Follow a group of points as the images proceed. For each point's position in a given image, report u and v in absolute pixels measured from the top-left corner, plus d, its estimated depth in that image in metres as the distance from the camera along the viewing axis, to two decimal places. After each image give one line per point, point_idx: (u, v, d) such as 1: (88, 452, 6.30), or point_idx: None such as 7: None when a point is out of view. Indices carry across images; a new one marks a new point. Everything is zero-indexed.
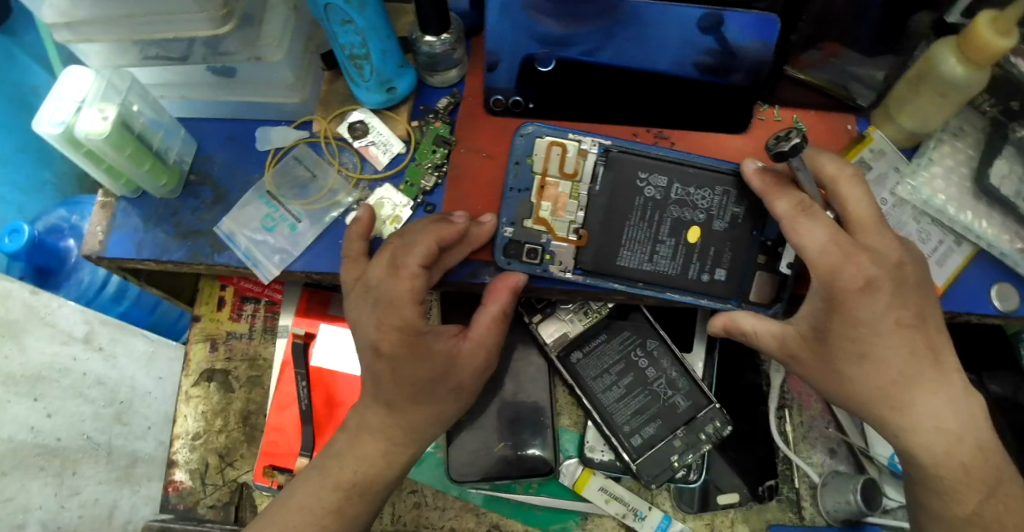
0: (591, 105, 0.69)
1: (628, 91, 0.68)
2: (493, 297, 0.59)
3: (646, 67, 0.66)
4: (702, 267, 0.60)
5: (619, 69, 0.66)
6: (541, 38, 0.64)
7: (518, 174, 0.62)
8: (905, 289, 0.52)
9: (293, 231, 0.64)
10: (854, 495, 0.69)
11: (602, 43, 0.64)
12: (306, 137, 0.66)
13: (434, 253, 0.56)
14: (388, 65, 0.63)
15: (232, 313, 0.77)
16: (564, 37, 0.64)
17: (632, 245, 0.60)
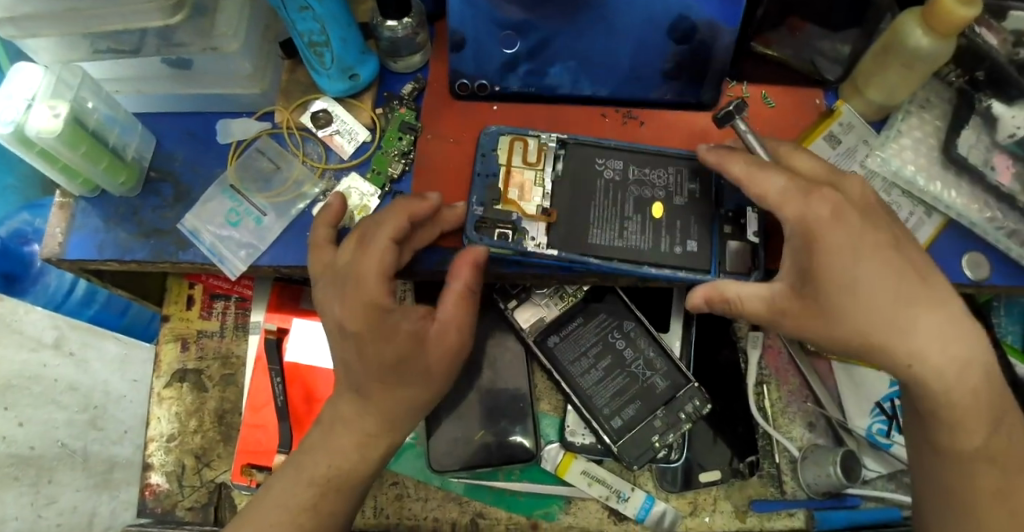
0: (560, 87, 0.67)
1: (593, 71, 0.66)
2: (457, 272, 0.56)
3: (611, 50, 0.65)
4: (673, 239, 0.59)
5: (582, 51, 0.65)
6: (499, 22, 0.63)
7: (486, 162, 0.61)
8: (882, 258, 0.51)
9: (259, 224, 0.63)
10: (834, 469, 0.72)
11: (563, 26, 0.63)
12: (269, 128, 0.65)
13: (406, 228, 0.55)
14: (348, 52, 0.62)
15: (202, 311, 0.77)
16: (523, 23, 0.63)
17: (601, 222, 0.59)
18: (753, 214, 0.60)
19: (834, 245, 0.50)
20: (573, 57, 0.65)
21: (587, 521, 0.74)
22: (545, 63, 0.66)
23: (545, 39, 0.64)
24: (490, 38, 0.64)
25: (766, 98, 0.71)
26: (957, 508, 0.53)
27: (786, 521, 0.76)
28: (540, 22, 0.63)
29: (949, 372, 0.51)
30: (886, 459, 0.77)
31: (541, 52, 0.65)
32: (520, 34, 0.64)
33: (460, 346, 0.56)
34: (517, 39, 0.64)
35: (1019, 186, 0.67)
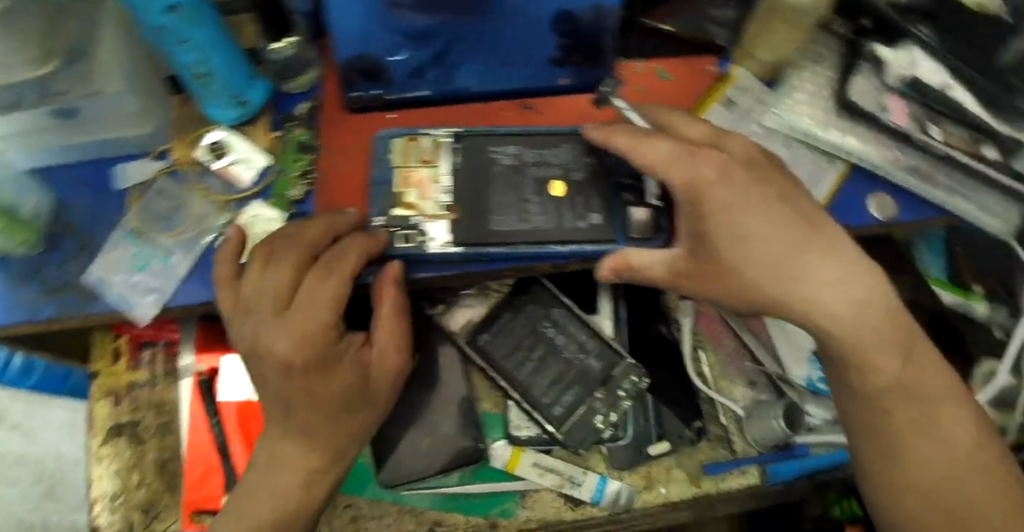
0: (457, 86, 0.64)
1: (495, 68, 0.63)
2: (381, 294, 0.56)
3: (519, 39, 0.60)
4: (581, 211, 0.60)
5: (488, 46, 0.60)
6: (400, 33, 0.56)
7: (380, 168, 0.60)
8: (771, 218, 0.52)
9: (167, 264, 0.60)
10: (777, 421, 0.73)
11: (469, 25, 0.57)
12: (166, 167, 0.62)
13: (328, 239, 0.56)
14: (235, 78, 0.59)
15: (130, 362, 0.75)
16: (425, 31, 0.57)
17: (505, 210, 0.59)
18: (650, 181, 0.62)
19: (725, 210, 0.52)
20: (477, 58, 0.62)
21: (545, 512, 0.74)
22: (450, 66, 0.62)
23: (445, 44, 0.59)
24: (391, 49, 0.58)
25: (661, 71, 0.69)
26: (882, 447, 0.55)
27: (741, 480, 0.76)
28: (442, 28, 0.57)
29: (850, 318, 0.53)
30: (828, 404, 0.79)
31: (445, 56, 0.60)
32: (422, 42, 0.58)
33: (401, 367, 0.58)
34: (419, 47, 0.59)
35: (914, 125, 0.68)
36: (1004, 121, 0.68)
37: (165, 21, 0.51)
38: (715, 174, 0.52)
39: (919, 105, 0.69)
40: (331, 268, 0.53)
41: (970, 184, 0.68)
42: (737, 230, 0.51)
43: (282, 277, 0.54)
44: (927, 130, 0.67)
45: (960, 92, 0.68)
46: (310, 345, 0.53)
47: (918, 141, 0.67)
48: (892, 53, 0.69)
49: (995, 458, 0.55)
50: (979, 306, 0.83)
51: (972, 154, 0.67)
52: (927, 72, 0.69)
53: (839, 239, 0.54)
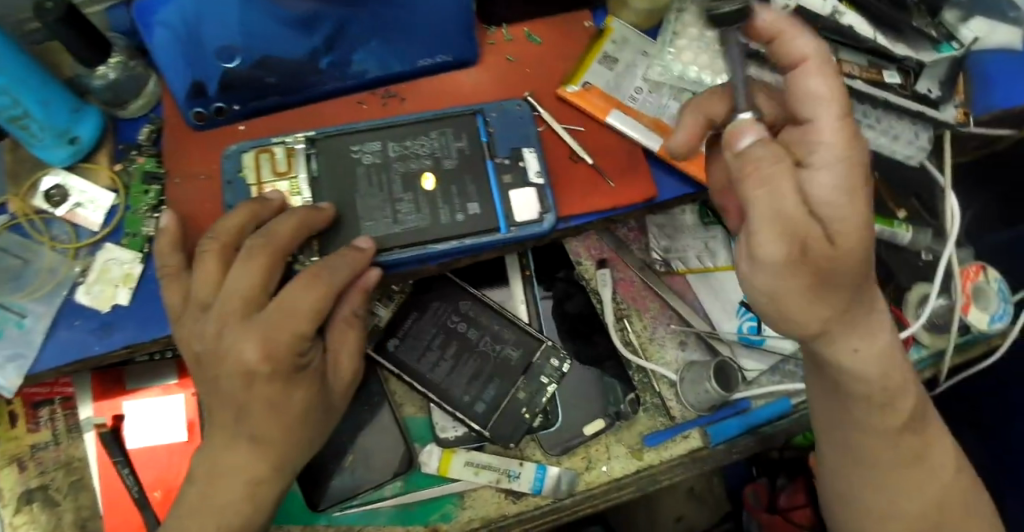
0: (309, 79, 0.59)
1: (359, 61, 0.59)
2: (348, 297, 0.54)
3: (396, 23, 0.57)
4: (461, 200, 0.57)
5: (362, 37, 0.57)
6: (286, 22, 0.53)
7: (234, 190, 0.57)
8: None
9: (21, 328, 0.56)
10: (710, 383, 0.71)
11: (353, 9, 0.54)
12: (8, 221, 0.58)
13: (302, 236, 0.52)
14: (56, 114, 0.55)
15: (29, 423, 0.71)
16: (314, 16, 0.53)
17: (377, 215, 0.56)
18: (531, 154, 0.59)
19: (854, 178, 0.44)
20: (375, 37, 0.58)
21: (486, 509, 0.71)
22: (345, 52, 0.58)
23: (340, 25, 0.55)
24: (280, 38, 0.54)
25: (528, 35, 0.64)
26: None
27: (683, 445, 0.74)
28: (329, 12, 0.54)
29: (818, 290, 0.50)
30: (764, 355, 0.78)
31: (340, 41, 0.57)
32: (310, 29, 0.54)
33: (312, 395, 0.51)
34: (309, 34, 0.55)
35: None
36: (903, 45, 0.65)
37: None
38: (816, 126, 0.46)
39: None
40: (256, 264, 0.48)
41: (876, 114, 0.67)
42: (855, 206, 0.44)
43: (210, 275, 0.49)
44: None
45: (850, 15, 0.62)
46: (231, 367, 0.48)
47: None
48: None
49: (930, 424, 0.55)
50: (903, 230, 0.82)
51: (874, 81, 0.65)
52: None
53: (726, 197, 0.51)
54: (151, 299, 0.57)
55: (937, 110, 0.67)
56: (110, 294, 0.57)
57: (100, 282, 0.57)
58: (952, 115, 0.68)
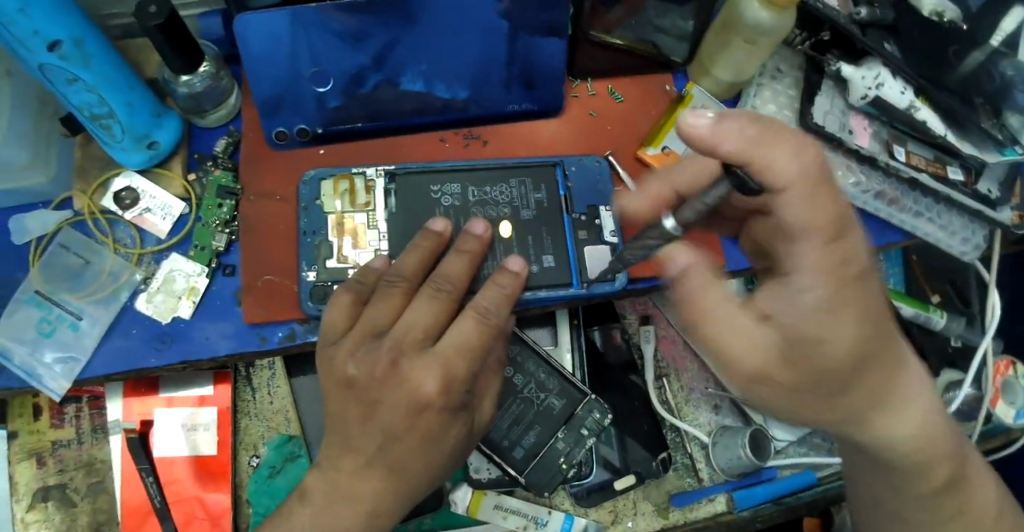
0: (408, 108, 0.60)
1: (438, 101, 0.60)
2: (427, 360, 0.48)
3: (455, 60, 0.57)
4: (524, 261, 0.54)
5: (433, 72, 0.58)
6: (333, 32, 0.53)
7: (310, 217, 0.56)
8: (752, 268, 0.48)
9: (76, 331, 0.55)
10: (744, 450, 0.70)
11: (402, 32, 0.54)
12: (71, 217, 0.58)
13: (395, 289, 0.51)
14: (137, 117, 0.54)
15: (53, 419, 0.69)
16: (360, 30, 0.53)
17: (453, 268, 0.52)
18: (607, 213, 0.59)
19: (842, 303, 0.36)
20: (423, 60, 0.57)
21: None
22: (394, 72, 0.57)
23: (385, 46, 0.55)
24: (333, 55, 0.55)
25: (612, 92, 0.65)
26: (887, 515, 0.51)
27: (707, 508, 0.75)
28: (376, 26, 0.53)
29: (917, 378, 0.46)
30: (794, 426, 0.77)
31: (389, 60, 0.56)
32: (358, 44, 0.54)
33: (371, 454, 0.50)
34: (356, 49, 0.55)
35: (878, 147, 0.66)
36: (969, 144, 0.66)
37: (47, 61, 0.47)
38: (792, 254, 0.37)
39: (880, 122, 0.67)
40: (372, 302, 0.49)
41: (938, 208, 0.68)
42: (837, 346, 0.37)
43: (336, 316, 0.51)
44: (892, 151, 0.66)
45: (924, 110, 0.64)
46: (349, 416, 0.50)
47: (883, 164, 0.65)
48: (854, 72, 0.63)
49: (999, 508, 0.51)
50: (938, 317, 0.80)
51: (938, 176, 0.66)
52: (893, 91, 0.63)
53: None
54: (213, 317, 0.56)
55: (994, 210, 0.68)
56: (172, 305, 0.56)
57: (162, 293, 0.56)
58: (1008, 218, 0.68)
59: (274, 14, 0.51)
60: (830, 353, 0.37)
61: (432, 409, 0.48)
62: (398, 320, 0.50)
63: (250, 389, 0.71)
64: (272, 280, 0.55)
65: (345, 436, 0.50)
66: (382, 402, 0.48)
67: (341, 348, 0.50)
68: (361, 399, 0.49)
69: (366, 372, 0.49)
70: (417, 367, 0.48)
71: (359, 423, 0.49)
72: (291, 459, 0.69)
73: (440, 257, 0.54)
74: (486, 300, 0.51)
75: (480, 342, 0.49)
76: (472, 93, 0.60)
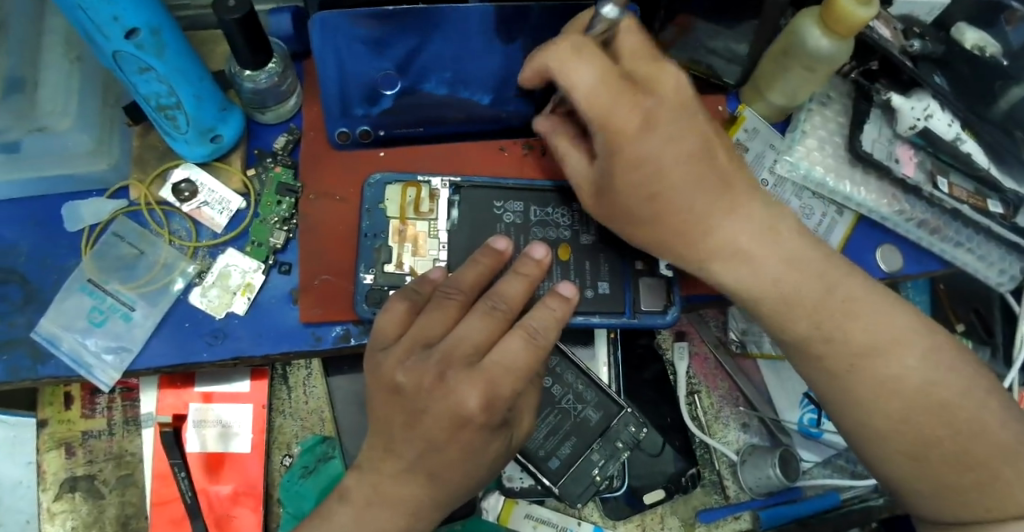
0: (451, 117, 0.60)
1: (465, 111, 0.59)
2: (471, 381, 0.47)
3: (471, 73, 0.58)
4: (573, 287, 0.54)
5: (451, 84, 0.58)
6: (362, 42, 0.56)
7: (372, 220, 0.56)
8: (806, 293, 0.49)
9: (127, 322, 0.55)
10: (774, 470, 0.71)
11: (421, 44, 0.56)
12: (126, 207, 0.57)
13: (449, 301, 0.51)
14: (204, 110, 0.54)
15: (85, 408, 0.69)
16: (382, 38, 0.56)
17: (511, 290, 0.52)
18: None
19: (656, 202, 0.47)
20: (448, 68, 0.57)
21: None
22: (417, 79, 0.58)
23: (412, 50, 0.57)
24: (359, 62, 0.56)
25: None
26: None
27: (733, 525, 0.76)
28: (400, 34, 0.56)
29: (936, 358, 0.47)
30: (819, 446, 0.79)
31: (412, 66, 0.57)
32: (380, 50, 0.56)
33: (416, 460, 0.50)
34: (380, 56, 0.56)
35: (922, 176, 0.66)
36: (1011, 179, 0.68)
37: (124, 49, 0.47)
38: None
39: (925, 153, 0.67)
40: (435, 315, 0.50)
41: (977, 238, 0.69)
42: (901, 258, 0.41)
43: (391, 322, 0.51)
44: (936, 181, 0.66)
45: (970, 143, 0.66)
46: (398, 424, 0.50)
47: (927, 194, 0.66)
48: (904, 102, 0.64)
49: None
50: None
51: (978, 208, 0.67)
52: (942, 123, 0.64)
53: (888, 305, 0.49)
54: (265, 315, 0.56)
55: None
56: (226, 301, 0.56)
57: (217, 287, 0.56)
58: None
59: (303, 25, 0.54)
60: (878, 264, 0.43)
61: (473, 425, 0.47)
62: (451, 332, 0.50)
63: (286, 389, 0.71)
64: (328, 280, 0.55)
65: (386, 442, 0.51)
66: (426, 411, 0.48)
67: (390, 355, 0.50)
68: (405, 407, 0.49)
69: (412, 382, 0.48)
70: (463, 380, 0.47)
71: (401, 430, 0.50)
72: (324, 460, 0.69)
73: (497, 275, 0.54)
74: (537, 321, 0.51)
75: (526, 362, 0.48)
76: (494, 99, 0.59)
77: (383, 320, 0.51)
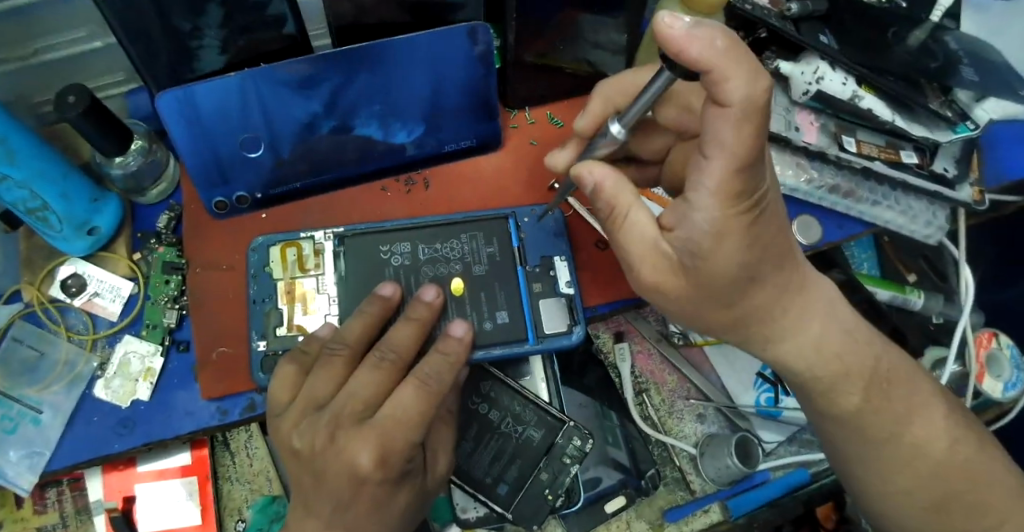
0: (348, 159, 0.59)
1: (354, 155, 0.59)
2: (363, 438, 0.46)
3: (397, 102, 0.57)
4: (467, 324, 0.53)
5: (376, 114, 0.57)
6: (285, 84, 0.53)
7: (259, 285, 0.55)
8: None
9: (37, 425, 0.55)
10: (731, 460, 0.69)
11: (346, 82, 0.54)
12: (21, 310, 0.57)
13: (338, 357, 0.50)
14: (75, 205, 0.54)
15: (36, 504, 0.69)
16: (308, 78, 0.53)
17: (399, 336, 0.51)
18: (562, 263, 0.58)
19: (731, 230, 0.40)
20: (376, 100, 0.56)
21: None
22: (345, 116, 0.56)
23: (337, 88, 0.54)
24: (281, 106, 0.54)
25: (551, 118, 0.64)
26: None
27: (703, 520, 0.74)
28: (326, 74, 0.53)
29: (831, 363, 0.49)
30: (781, 425, 0.77)
31: (340, 104, 0.55)
32: (308, 90, 0.54)
33: (328, 521, 0.49)
34: (307, 97, 0.54)
35: (826, 140, 0.63)
36: (919, 126, 0.64)
37: None
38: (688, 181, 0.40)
39: (827, 114, 0.65)
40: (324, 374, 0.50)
41: (895, 194, 0.67)
42: (725, 255, 0.41)
43: (285, 387, 0.51)
44: (841, 142, 0.63)
45: (868, 99, 0.62)
46: (305, 489, 0.49)
47: (834, 158, 0.63)
48: (792, 69, 0.61)
49: (951, 438, 0.51)
50: (916, 297, 0.79)
51: (892, 162, 0.64)
52: (834, 83, 0.61)
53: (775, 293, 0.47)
54: (170, 397, 0.56)
55: (954, 189, 0.66)
56: (130, 388, 0.55)
57: (119, 377, 0.56)
58: (969, 195, 0.67)
59: (221, 80, 0.51)
60: (713, 270, 0.42)
61: (372, 483, 0.46)
62: (339, 391, 0.49)
63: (229, 454, 0.71)
64: (225, 351, 0.55)
65: (303, 503, 0.50)
66: (326, 473, 0.47)
67: (286, 420, 0.50)
68: (309, 469, 0.48)
69: (308, 445, 0.48)
70: (352, 439, 0.46)
71: (309, 495, 0.49)
72: (277, 520, 0.69)
73: (388, 322, 0.54)
74: (429, 367, 0.50)
75: (419, 410, 0.47)
76: (426, 129, 0.59)
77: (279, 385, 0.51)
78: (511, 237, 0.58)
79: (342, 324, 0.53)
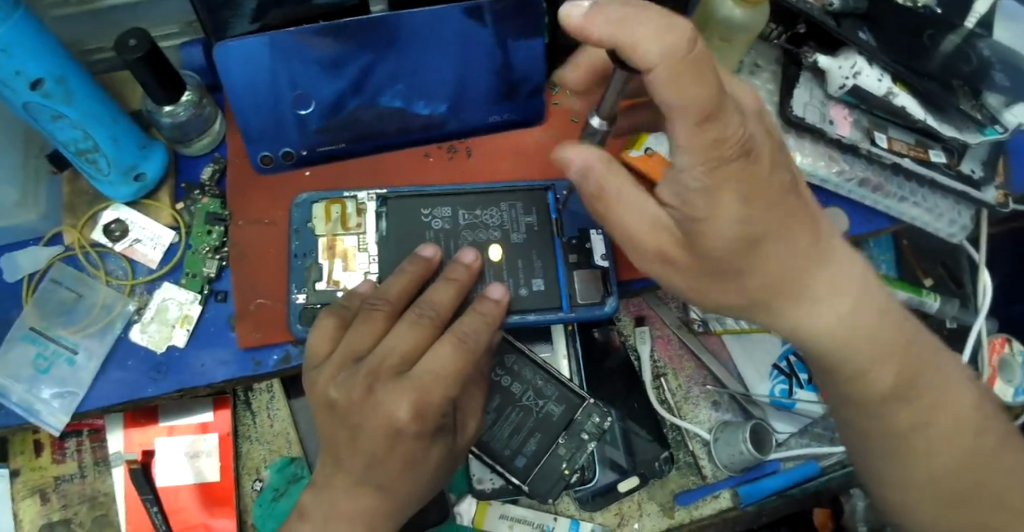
0: (390, 130, 0.60)
1: (396, 123, 0.60)
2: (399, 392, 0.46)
3: (428, 77, 0.57)
4: (505, 288, 0.54)
5: (405, 91, 0.58)
6: (313, 62, 0.54)
7: (301, 240, 0.56)
8: None
9: (72, 365, 0.55)
10: (745, 446, 0.70)
11: (376, 60, 0.55)
12: (61, 252, 0.58)
13: (376, 312, 0.51)
14: (123, 151, 0.54)
15: (55, 453, 0.70)
16: (337, 57, 0.54)
17: (440, 296, 0.52)
18: (598, 237, 0.59)
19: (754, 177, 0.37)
20: (402, 81, 0.57)
21: None
22: (373, 95, 0.57)
23: (366, 67, 0.55)
24: (312, 81, 0.55)
25: None
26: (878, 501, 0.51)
27: (713, 505, 0.75)
28: (355, 53, 0.54)
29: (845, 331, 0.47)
30: (795, 417, 0.78)
31: (368, 85, 0.57)
32: (335, 71, 0.55)
33: (359, 475, 0.49)
34: (336, 76, 0.55)
35: (858, 134, 0.65)
36: (949, 126, 0.66)
37: (32, 99, 0.47)
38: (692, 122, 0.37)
39: (860, 110, 0.66)
40: (364, 329, 0.50)
41: (922, 192, 0.68)
42: None
43: (324, 339, 0.51)
44: (874, 138, 0.65)
45: (903, 96, 0.63)
46: (338, 440, 0.49)
47: (865, 152, 0.65)
48: (831, 63, 0.62)
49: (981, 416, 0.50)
50: (931, 300, 0.80)
51: (921, 159, 0.66)
52: (871, 79, 0.62)
53: None
54: (207, 345, 0.56)
55: (978, 190, 0.68)
56: (166, 334, 0.56)
57: (156, 322, 0.56)
58: (993, 197, 0.68)
59: (252, 42, 0.51)
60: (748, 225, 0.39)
61: (407, 435, 0.47)
62: (378, 344, 0.50)
63: (250, 414, 0.72)
64: (264, 303, 0.56)
65: (334, 457, 0.50)
66: (361, 426, 0.47)
67: (324, 372, 0.50)
68: (344, 423, 0.48)
69: (345, 397, 0.48)
70: (392, 392, 0.46)
71: (343, 447, 0.49)
72: (295, 480, 0.70)
73: (429, 283, 0.55)
74: (466, 325, 0.51)
75: (457, 366, 0.48)
76: (451, 109, 0.60)
77: (323, 337, 0.51)
78: (550, 208, 0.59)
79: (384, 281, 0.54)
